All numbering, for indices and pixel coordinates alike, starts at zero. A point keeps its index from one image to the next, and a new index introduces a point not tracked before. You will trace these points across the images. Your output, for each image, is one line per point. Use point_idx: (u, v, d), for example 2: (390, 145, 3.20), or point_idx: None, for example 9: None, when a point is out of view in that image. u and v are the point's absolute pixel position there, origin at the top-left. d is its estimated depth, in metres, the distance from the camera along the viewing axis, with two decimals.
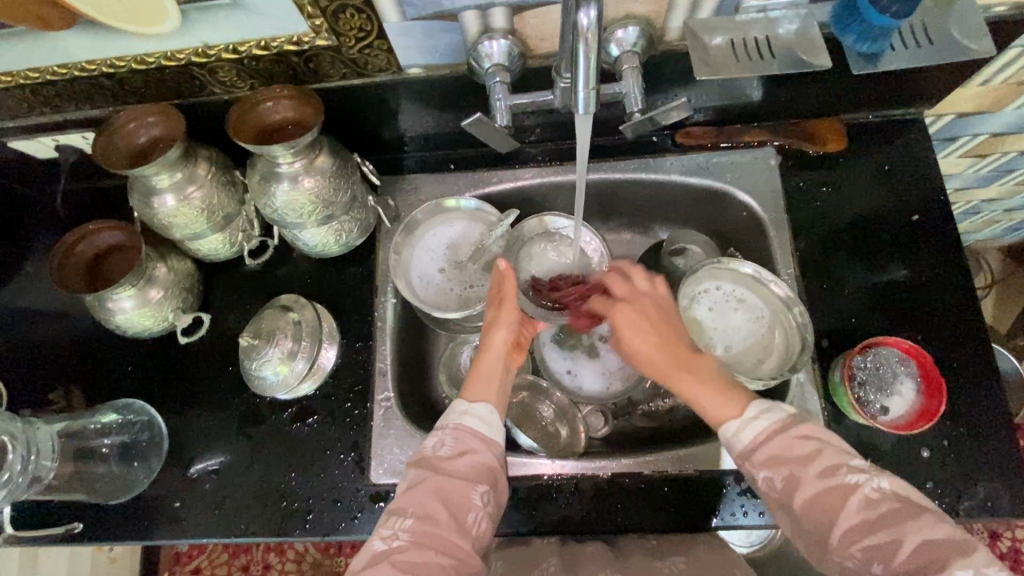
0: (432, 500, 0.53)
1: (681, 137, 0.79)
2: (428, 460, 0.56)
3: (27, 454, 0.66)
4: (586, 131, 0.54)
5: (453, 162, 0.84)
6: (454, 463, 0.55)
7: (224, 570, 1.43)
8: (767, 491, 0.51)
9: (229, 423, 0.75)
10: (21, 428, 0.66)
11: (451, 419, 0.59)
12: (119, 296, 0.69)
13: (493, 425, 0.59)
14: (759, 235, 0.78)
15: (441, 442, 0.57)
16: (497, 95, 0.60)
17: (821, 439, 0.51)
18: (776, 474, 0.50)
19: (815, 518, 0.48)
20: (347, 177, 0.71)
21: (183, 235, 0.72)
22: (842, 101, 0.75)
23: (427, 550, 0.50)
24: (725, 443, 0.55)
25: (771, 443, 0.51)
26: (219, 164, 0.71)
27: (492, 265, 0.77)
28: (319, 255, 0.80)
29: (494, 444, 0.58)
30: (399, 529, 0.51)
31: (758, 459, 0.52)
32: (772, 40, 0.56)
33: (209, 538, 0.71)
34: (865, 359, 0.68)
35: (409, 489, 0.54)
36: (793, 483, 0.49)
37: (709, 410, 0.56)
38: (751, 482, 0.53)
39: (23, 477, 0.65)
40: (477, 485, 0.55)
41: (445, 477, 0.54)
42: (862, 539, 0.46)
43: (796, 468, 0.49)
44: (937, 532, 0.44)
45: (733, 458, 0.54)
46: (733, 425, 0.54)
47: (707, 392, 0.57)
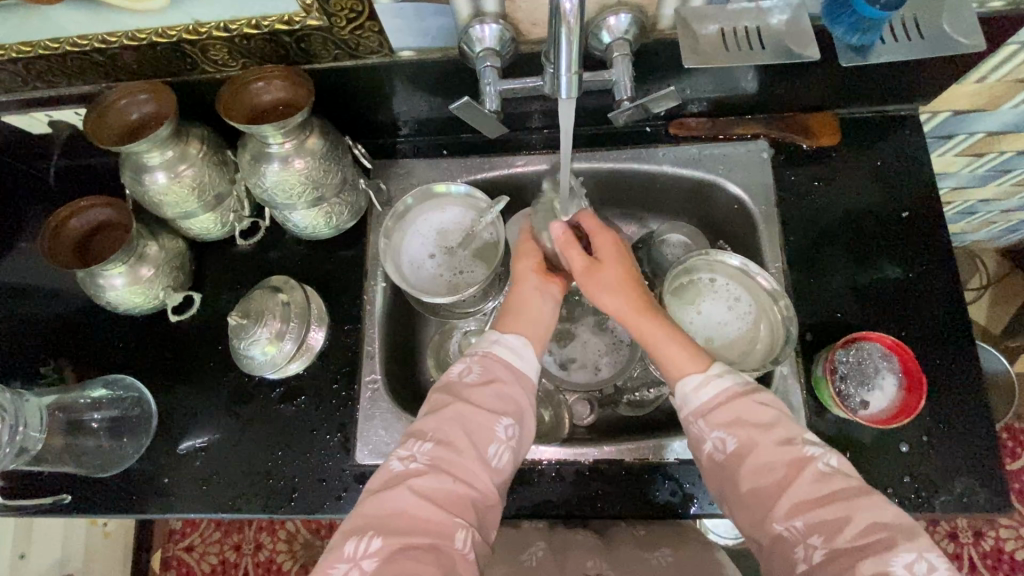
0: (454, 428, 0.54)
1: (675, 129, 0.79)
2: (454, 387, 0.57)
3: (16, 424, 0.67)
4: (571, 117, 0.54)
5: (446, 148, 0.84)
6: (481, 392, 0.56)
7: (217, 548, 1.46)
8: (712, 453, 0.52)
9: (217, 401, 0.76)
10: (10, 401, 0.68)
11: (483, 346, 0.60)
12: (110, 273, 0.70)
13: (522, 357, 0.60)
14: (749, 227, 0.77)
15: (469, 368, 0.58)
16: (487, 80, 0.59)
17: (772, 404, 0.52)
18: (730, 436, 0.51)
19: (762, 490, 0.49)
20: (337, 158, 0.71)
21: (174, 213, 0.73)
22: (837, 95, 0.75)
23: (444, 476, 0.52)
24: (682, 397, 0.55)
25: (729, 405, 0.52)
26: (211, 143, 0.72)
27: (482, 251, 0.78)
28: (310, 237, 0.80)
29: (524, 379, 0.59)
30: (418, 452, 0.53)
31: (709, 417, 0.52)
32: (764, 30, 0.55)
33: (196, 513, 0.72)
34: (848, 353, 0.67)
35: (432, 413, 0.55)
36: (747, 447, 0.50)
37: (671, 367, 0.57)
38: (700, 441, 0.53)
39: (11, 447, 0.66)
40: (502, 419, 0.55)
41: (469, 405, 0.55)
42: (808, 511, 0.47)
43: (754, 433, 0.50)
44: (885, 515, 0.46)
45: (686, 415, 0.54)
46: (693, 381, 0.54)
47: (660, 340, 0.58)
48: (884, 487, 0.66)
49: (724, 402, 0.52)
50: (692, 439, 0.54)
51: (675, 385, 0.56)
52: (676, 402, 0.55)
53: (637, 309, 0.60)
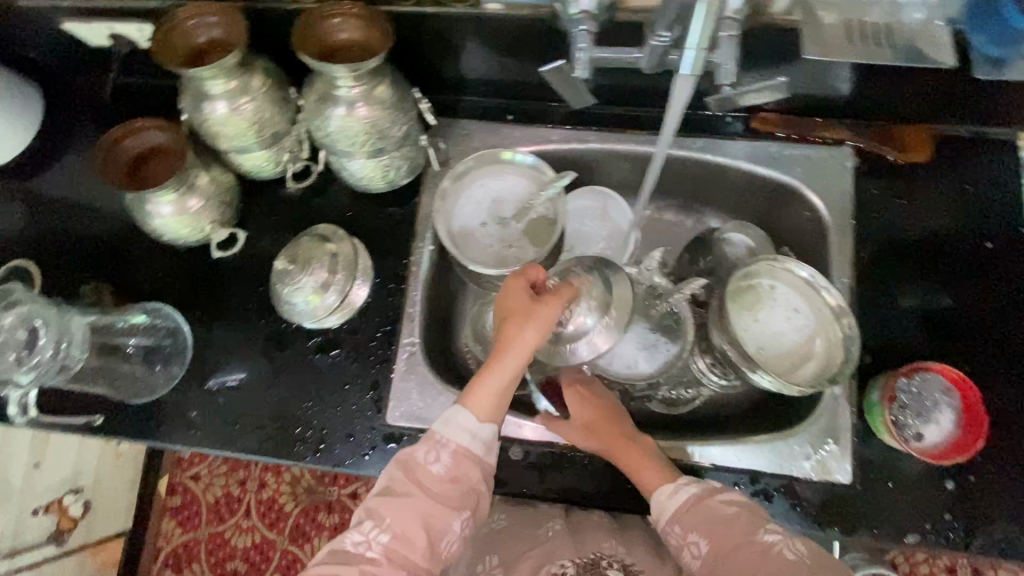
0: (412, 521, 0.55)
1: (755, 123, 0.75)
2: (419, 474, 0.57)
3: (58, 340, 0.62)
4: (683, 96, 0.55)
5: (510, 113, 0.80)
6: (446, 487, 0.57)
7: (223, 481, 1.48)
8: (690, 558, 0.58)
9: (252, 342, 0.75)
10: (56, 315, 0.63)
11: (456, 438, 0.58)
12: (160, 202, 0.68)
13: (491, 448, 0.60)
14: (817, 238, 0.74)
15: (437, 457, 0.57)
16: (580, 45, 0.54)
17: (737, 503, 0.59)
18: (704, 540, 0.57)
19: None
20: (404, 110, 0.68)
21: (229, 145, 0.71)
22: (938, 106, 0.70)
23: (398, 568, 0.54)
24: (659, 506, 0.61)
25: (700, 503, 0.59)
26: (275, 78, 0.69)
27: (536, 227, 0.75)
28: (362, 189, 0.78)
29: (488, 467, 0.59)
30: (374, 540, 0.55)
31: (684, 522, 0.59)
32: (894, 27, 0.50)
33: (221, 451, 0.72)
34: (910, 382, 0.64)
35: (391, 499, 0.56)
36: (719, 551, 0.56)
37: (645, 482, 0.63)
38: (679, 548, 0.59)
39: (53, 361, 0.61)
40: (460, 512, 0.57)
41: (430, 501, 0.56)
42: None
43: (723, 529, 0.57)
44: None
45: (663, 522, 0.61)
46: (667, 491, 0.61)
47: (642, 459, 0.64)
48: (921, 520, 0.64)
49: (696, 504, 0.60)
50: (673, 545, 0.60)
51: (652, 496, 0.62)
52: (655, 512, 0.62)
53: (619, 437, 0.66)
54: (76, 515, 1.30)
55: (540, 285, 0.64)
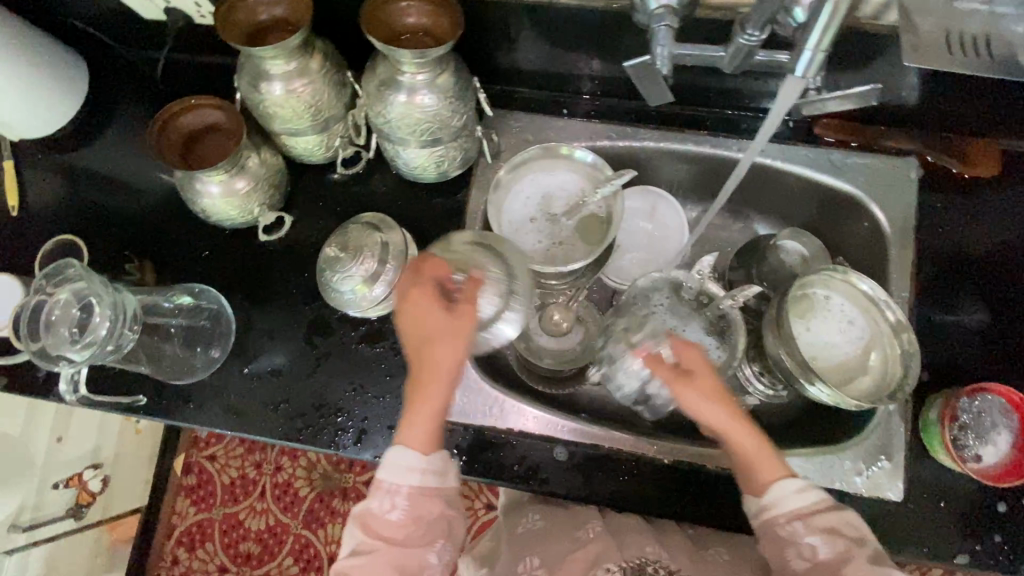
0: (388, 572, 0.54)
1: (819, 129, 0.73)
2: (374, 524, 0.55)
3: (118, 321, 0.61)
4: (790, 98, 0.50)
5: (565, 107, 0.79)
6: (405, 529, 0.55)
7: (238, 464, 1.46)
8: (795, 560, 0.52)
9: (295, 328, 0.74)
10: (111, 294, 0.62)
11: (401, 481, 0.55)
12: (209, 181, 0.67)
13: (444, 475, 0.57)
14: (875, 250, 0.72)
15: (392, 505, 0.55)
16: (660, 40, 0.52)
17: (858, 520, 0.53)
18: (824, 547, 0.51)
19: None
20: (465, 100, 0.66)
21: (283, 128, 0.70)
22: (1011, 120, 0.68)
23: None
24: (778, 502, 0.53)
25: (831, 512, 0.52)
26: (334, 61, 0.68)
27: (587, 225, 0.74)
28: (411, 178, 0.76)
29: (448, 493, 0.57)
30: None
31: (812, 522, 0.52)
32: (995, 37, 0.48)
33: (260, 437, 0.71)
34: (972, 402, 0.63)
35: (361, 555, 0.54)
36: (839, 560, 0.50)
37: (764, 471, 0.54)
38: (787, 547, 0.52)
39: (107, 344, 0.60)
40: (432, 544, 0.55)
41: (393, 551, 0.54)
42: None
43: (849, 544, 0.51)
44: None
45: (777, 518, 0.53)
46: (793, 486, 0.53)
47: (759, 447, 0.55)
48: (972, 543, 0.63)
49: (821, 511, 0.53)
50: (775, 543, 0.53)
51: (769, 486, 0.54)
52: (767, 503, 0.54)
53: (736, 418, 0.55)
54: (95, 489, 1.30)
55: (447, 286, 0.58)
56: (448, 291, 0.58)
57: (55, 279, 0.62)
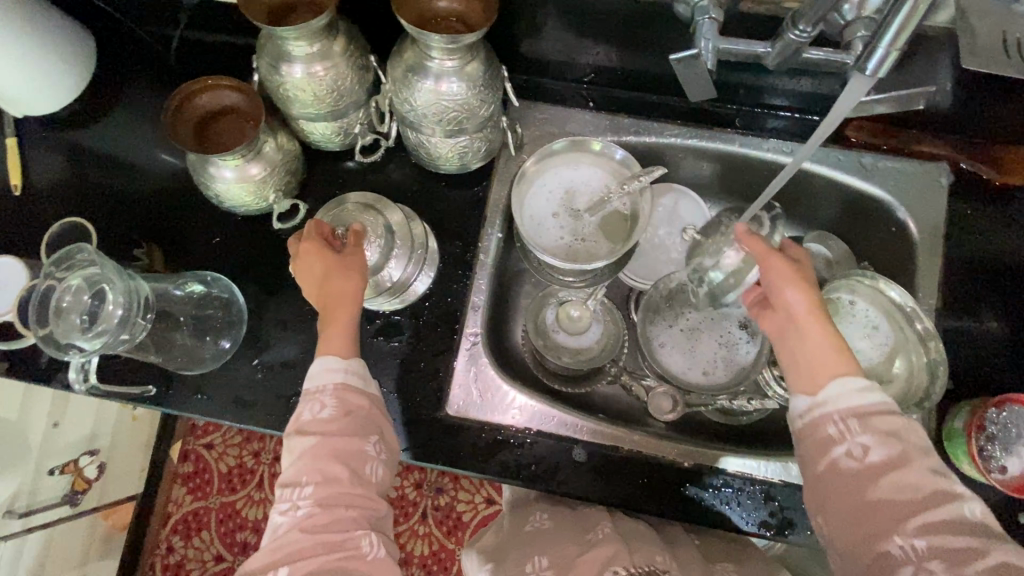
0: (330, 464, 0.53)
1: (852, 131, 0.72)
2: (305, 424, 0.56)
3: (131, 307, 0.59)
4: (857, 95, 0.46)
5: (591, 100, 0.77)
6: (337, 423, 0.56)
7: (236, 451, 1.46)
8: (840, 460, 0.48)
9: (309, 321, 0.72)
10: (125, 280, 0.59)
11: (328, 380, 0.57)
12: (223, 164, 0.65)
13: (368, 379, 0.60)
14: (903, 256, 0.71)
15: (321, 405, 0.56)
16: (706, 33, 0.51)
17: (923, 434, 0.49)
18: (876, 447, 0.47)
19: (894, 505, 0.45)
20: (493, 89, 0.64)
21: (301, 112, 0.67)
22: None
23: (333, 509, 0.52)
24: (836, 394, 0.50)
25: (891, 416, 0.49)
26: (358, 44, 0.65)
27: (611, 222, 0.72)
28: (432, 168, 0.74)
29: (374, 399, 0.59)
30: (298, 502, 0.53)
31: (867, 420, 0.48)
32: None
33: (269, 429, 0.69)
34: (1000, 413, 0.62)
35: (300, 456, 0.54)
36: (893, 463, 0.46)
37: (830, 367, 0.52)
38: (832, 443, 0.49)
39: (121, 333, 0.58)
40: (369, 437, 0.57)
41: (328, 440, 0.54)
42: (935, 534, 0.44)
43: (907, 449, 0.47)
44: (1015, 558, 0.42)
45: (828, 411, 0.50)
46: (854, 383, 0.50)
47: (832, 349, 0.53)
48: None
49: (877, 413, 0.49)
50: (817, 440, 0.50)
51: (827, 381, 0.52)
52: (818, 399, 0.51)
53: (814, 316, 0.55)
54: (91, 476, 1.27)
55: (329, 238, 0.64)
56: (332, 242, 0.64)
57: (64, 264, 0.59)
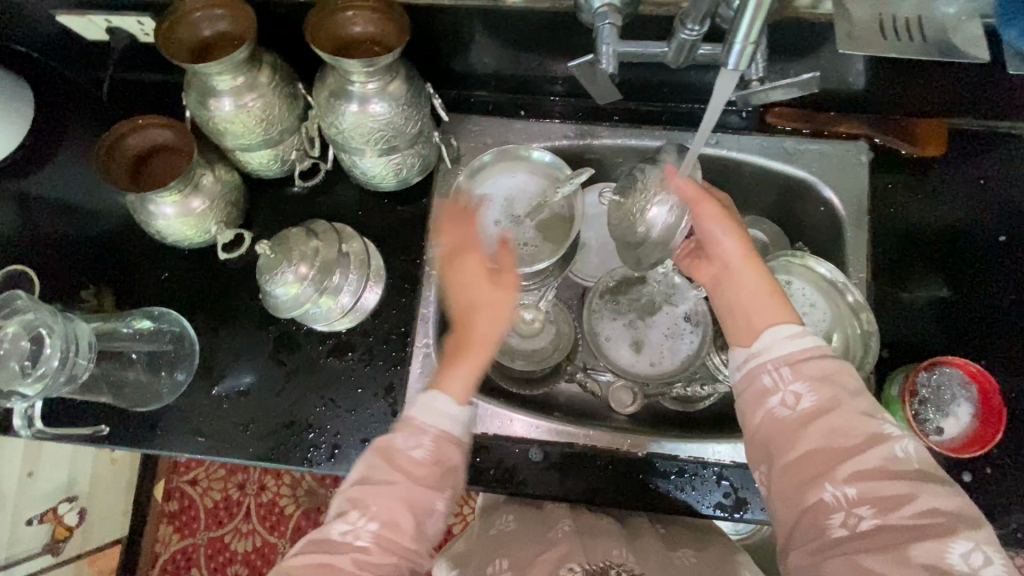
0: (400, 509, 0.51)
1: (772, 118, 0.74)
2: (394, 456, 0.53)
3: (67, 348, 0.60)
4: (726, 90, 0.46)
5: (522, 109, 0.79)
6: (424, 469, 0.52)
7: (221, 485, 1.44)
8: (778, 409, 0.49)
9: (262, 347, 0.73)
10: (62, 324, 0.61)
11: (432, 421, 0.54)
12: (162, 201, 0.66)
13: (467, 427, 0.56)
14: (833, 234, 0.74)
15: (417, 442, 0.53)
16: (605, 38, 0.53)
17: (856, 377, 0.50)
18: (809, 394, 0.49)
19: (828, 451, 0.47)
20: (418, 107, 0.66)
21: (235, 144, 0.69)
22: (955, 101, 0.69)
23: (389, 554, 0.50)
24: (769, 341, 0.52)
25: (822, 360, 0.50)
26: (283, 73, 0.67)
27: (551, 224, 0.75)
28: (372, 187, 0.76)
29: (466, 450, 0.56)
30: (361, 529, 0.50)
31: (799, 368, 0.49)
32: (924, 21, 0.49)
33: (229, 457, 0.70)
34: (930, 375, 0.65)
35: (371, 487, 0.51)
36: (825, 408, 0.48)
37: (763, 316, 0.54)
38: (769, 392, 0.50)
39: (60, 374, 0.59)
40: (441, 494, 0.53)
41: (413, 486, 0.52)
42: (866, 481, 0.45)
43: (840, 394, 0.48)
44: (947, 503, 0.44)
45: (764, 360, 0.51)
46: (787, 330, 0.52)
47: (765, 299, 0.55)
48: None
49: (813, 359, 0.50)
50: (755, 391, 0.51)
51: (761, 332, 0.53)
52: (754, 350, 0.52)
53: (750, 261, 0.57)
54: (72, 523, 1.25)
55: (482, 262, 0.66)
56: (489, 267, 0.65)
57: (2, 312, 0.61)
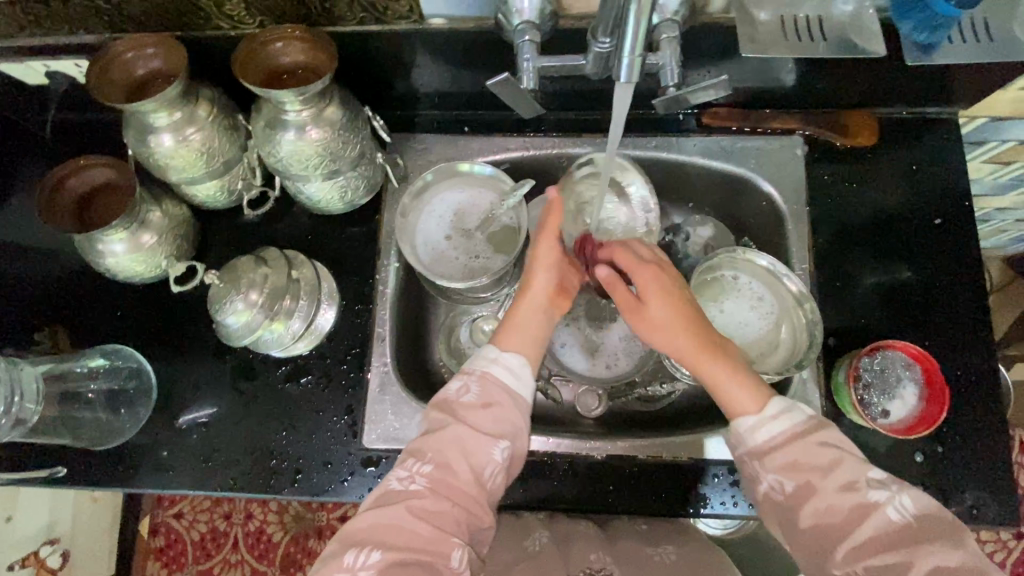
0: (453, 450, 0.55)
1: (708, 119, 0.76)
2: (452, 405, 0.57)
3: (10, 395, 0.64)
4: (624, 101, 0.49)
5: (466, 125, 0.80)
6: (479, 413, 0.56)
7: (207, 517, 1.43)
8: (770, 492, 0.52)
9: (221, 377, 0.73)
10: (7, 371, 0.65)
11: (478, 365, 0.59)
12: (110, 239, 0.66)
13: (522, 379, 0.59)
14: (776, 227, 0.75)
15: (466, 388, 0.58)
16: (525, 54, 0.54)
17: (837, 450, 0.51)
18: (788, 480, 0.51)
19: (826, 529, 0.48)
20: (356, 130, 0.67)
21: (180, 178, 0.69)
22: (878, 91, 0.72)
23: (443, 499, 0.53)
24: (738, 437, 0.54)
25: (791, 448, 0.51)
26: (222, 106, 0.68)
27: (500, 235, 0.74)
28: (321, 211, 0.76)
29: (521, 402, 0.58)
30: (418, 473, 0.54)
31: (767, 463, 0.52)
32: (825, 20, 0.51)
33: (194, 490, 0.70)
34: (872, 360, 0.66)
35: (430, 433, 0.56)
36: (807, 490, 0.50)
37: (728, 404, 0.56)
38: (756, 481, 0.53)
39: (6, 418, 0.63)
40: (498, 441, 0.56)
41: (467, 427, 0.55)
42: (868, 556, 0.47)
43: (814, 477, 0.50)
44: (948, 559, 0.45)
45: (740, 453, 0.54)
46: (749, 421, 0.54)
47: (722, 386, 0.56)
48: None
49: (786, 444, 0.52)
50: (747, 477, 0.54)
51: (731, 424, 0.55)
52: (733, 440, 0.55)
53: (697, 355, 0.57)
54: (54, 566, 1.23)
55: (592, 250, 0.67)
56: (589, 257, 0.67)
57: None
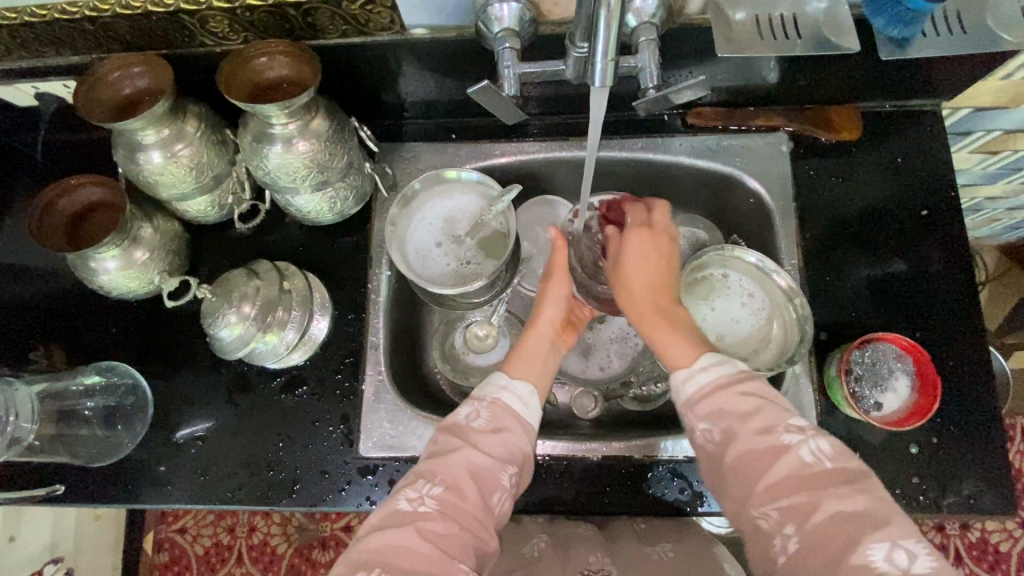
0: (463, 473, 0.54)
1: (693, 118, 0.77)
2: (463, 430, 0.57)
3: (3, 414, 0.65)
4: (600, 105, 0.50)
5: (453, 132, 0.81)
6: (490, 438, 0.56)
7: (210, 531, 1.43)
8: (704, 441, 0.53)
9: (217, 390, 0.74)
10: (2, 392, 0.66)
11: (490, 393, 0.60)
12: (103, 257, 0.67)
13: (530, 408, 0.60)
14: (764, 224, 0.76)
15: (478, 414, 0.58)
16: (505, 61, 0.55)
17: (755, 397, 0.51)
18: (715, 427, 0.52)
19: (745, 471, 0.49)
20: (343, 141, 0.68)
21: (170, 194, 0.70)
22: (861, 86, 0.72)
23: (450, 519, 0.52)
24: (673, 391, 0.56)
25: (716, 395, 0.52)
26: (210, 121, 0.68)
27: (490, 240, 0.75)
28: (312, 222, 0.77)
29: (529, 429, 0.59)
30: (427, 495, 0.53)
31: (694, 409, 0.53)
32: (799, 18, 0.52)
33: (193, 503, 0.70)
34: (863, 353, 0.66)
35: (439, 457, 0.55)
36: (728, 436, 0.51)
37: (667, 359, 0.57)
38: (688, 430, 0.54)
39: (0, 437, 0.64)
40: (506, 466, 0.56)
41: (477, 452, 0.55)
42: (780, 496, 0.47)
43: (733, 422, 0.51)
44: (856, 503, 0.45)
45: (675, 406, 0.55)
46: (682, 373, 0.55)
47: (667, 346, 0.58)
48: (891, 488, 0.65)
49: (713, 392, 0.53)
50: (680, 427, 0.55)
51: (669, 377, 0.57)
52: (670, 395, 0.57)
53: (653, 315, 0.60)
54: None
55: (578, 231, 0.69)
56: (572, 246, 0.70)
57: None
